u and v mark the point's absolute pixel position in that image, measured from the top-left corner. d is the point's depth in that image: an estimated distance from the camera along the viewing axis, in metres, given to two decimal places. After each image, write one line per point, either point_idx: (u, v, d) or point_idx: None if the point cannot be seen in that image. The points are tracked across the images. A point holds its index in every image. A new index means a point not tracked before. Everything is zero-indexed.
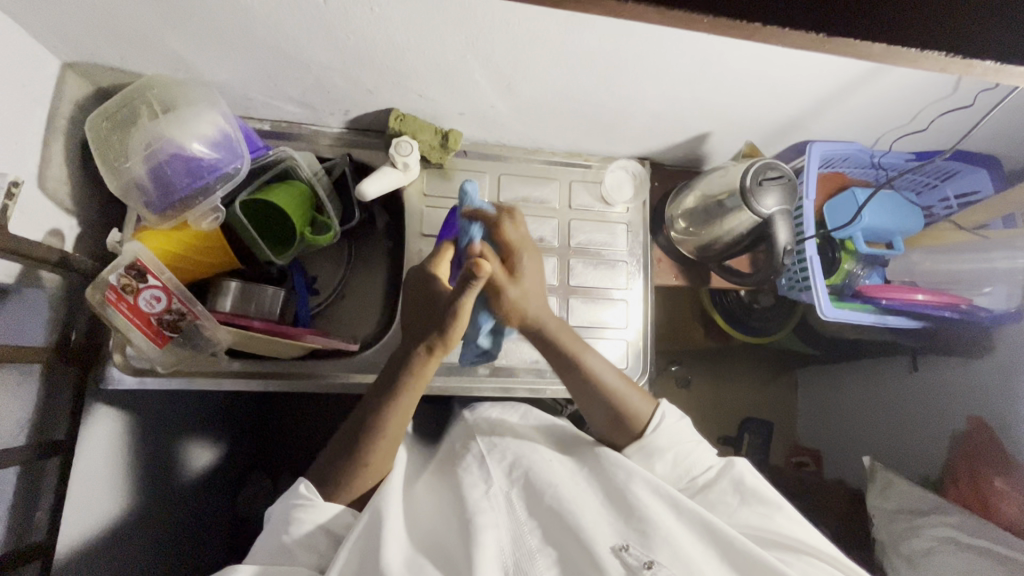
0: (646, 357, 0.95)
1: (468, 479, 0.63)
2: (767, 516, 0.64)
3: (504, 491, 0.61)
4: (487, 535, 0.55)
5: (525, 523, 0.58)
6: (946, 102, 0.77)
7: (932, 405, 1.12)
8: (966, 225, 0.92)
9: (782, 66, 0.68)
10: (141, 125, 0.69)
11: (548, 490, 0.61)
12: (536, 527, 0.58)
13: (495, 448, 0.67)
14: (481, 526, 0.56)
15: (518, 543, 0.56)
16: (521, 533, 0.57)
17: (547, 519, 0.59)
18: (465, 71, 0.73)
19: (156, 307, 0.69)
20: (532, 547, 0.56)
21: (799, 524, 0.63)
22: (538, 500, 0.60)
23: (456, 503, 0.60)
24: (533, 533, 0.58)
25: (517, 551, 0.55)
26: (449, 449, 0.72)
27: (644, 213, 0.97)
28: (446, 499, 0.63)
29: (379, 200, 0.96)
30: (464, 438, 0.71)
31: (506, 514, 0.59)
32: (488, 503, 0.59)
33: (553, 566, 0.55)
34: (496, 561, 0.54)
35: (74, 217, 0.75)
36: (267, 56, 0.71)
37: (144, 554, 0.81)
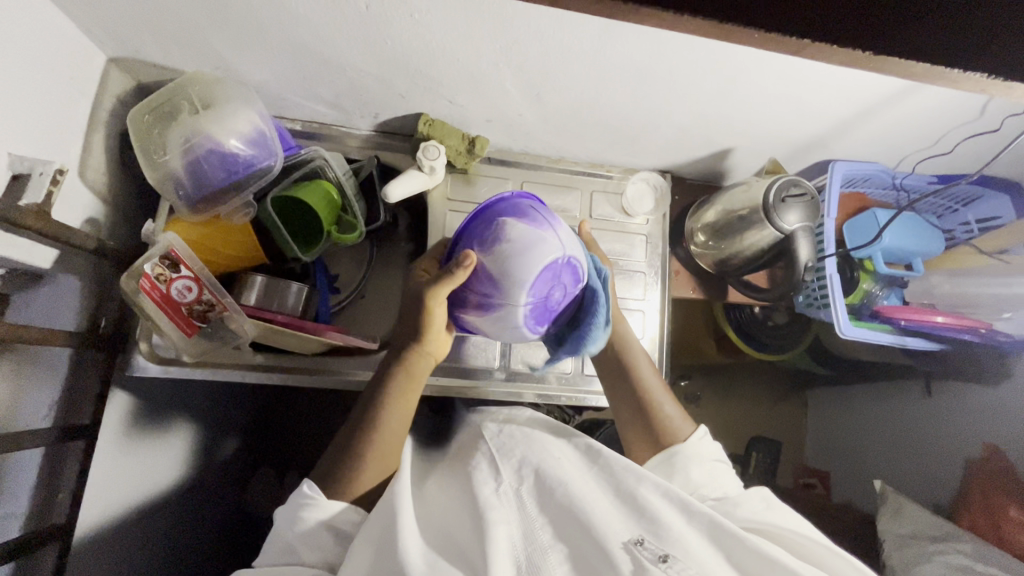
0: (662, 367, 0.95)
1: (477, 477, 0.63)
2: (791, 521, 0.63)
3: (514, 487, 0.61)
4: (500, 531, 0.56)
5: (536, 518, 0.59)
6: (971, 126, 0.78)
7: (947, 428, 1.11)
8: (986, 249, 0.92)
9: (807, 84, 0.70)
10: (182, 120, 0.70)
11: (558, 487, 0.60)
12: (547, 522, 0.58)
13: (503, 444, 0.67)
14: (492, 521, 0.56)
15: (530, 537, 0.57)
16: (533, 528, 0.58)
17: (557, 516, 0.59)
18: (496, 79, 0.75)
19: (188, 296, 0.69)
20: (544, 543, 0.57)
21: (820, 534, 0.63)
22: (548, 498, 0.60)
23: (468, 499, 0.61)
24: (544, 528, 0.58)
25: (529, 546, 0.56)
26: (458, 452, 0.72)
27: (663, 225, 0.98)
28: (458, 493, 0.63)
29: (402, 202, 0.97)
30: (474, 438, 0.71)
31: (516, 511, 0.59)
32: (499, 500, 0.60)
33: (565, 562, 0.55)
34: (508, 555, 0.54)
35: (110, 207, 0.77)
36: (304, 58, 0.73)
37: (150, 545, 0.82)
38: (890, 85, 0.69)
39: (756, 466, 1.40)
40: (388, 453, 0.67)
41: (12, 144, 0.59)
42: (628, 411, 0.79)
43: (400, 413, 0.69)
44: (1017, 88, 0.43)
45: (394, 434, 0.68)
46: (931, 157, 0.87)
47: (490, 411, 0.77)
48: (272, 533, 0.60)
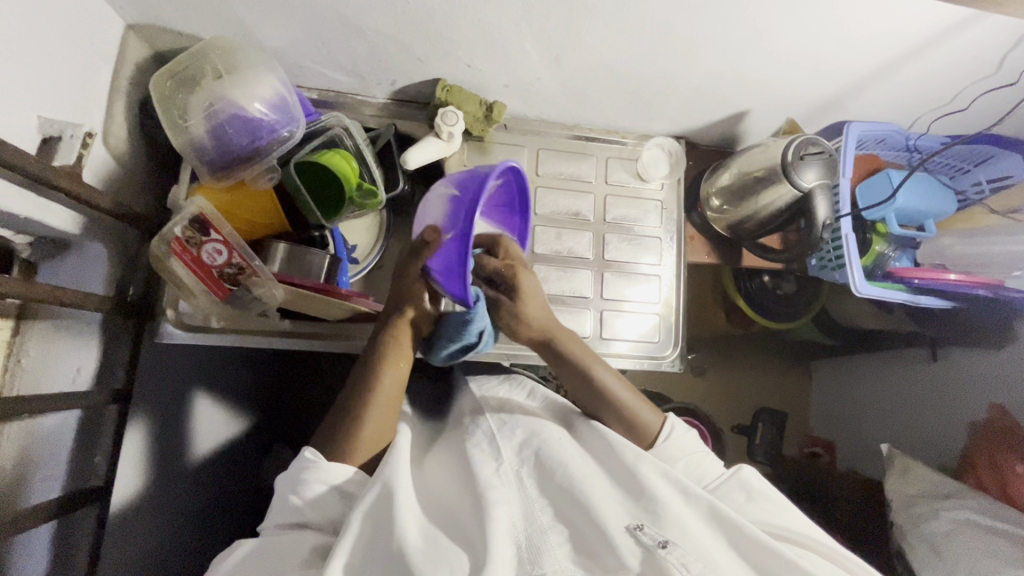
0: (678, 330, 0.97)
1: (477, 459, 0.64)
2: (774, 512, 0.64)
3: (515, 469, 0.63)
4: (500, 511, 0.56)
5: (536, 500, 0.60)
6: (986, 81, 0.78)
7: (955, 391, 1.14)
8: (998, 209, 0.94)
9: (826, 37, 0.70)
10: (205, 85, 0.71)
11: (558, 468, 0.62)
12: (547, 504, 0.59)
13: (505, 426, 0.69)
14: (493, 501, 0.57)
15: (531, 518, 0.57)
16: (533, 510, 0.58)
17: (557, 498, 0.60)
18: (516, 42, 0.75)
19: (218, 260, 0.68)
20: (544, 524, 0.57)
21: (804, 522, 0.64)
22: (549, 480, 0.62)
23: (468, 481, 0.62)
24: (544, 510, 0.58)
25: (529, 526, 0.56)
26: (459, 426, 0.74)
27: (678, 191, 0.99)
28: (460, 474, 0.64)
29: (417, 171, 0.98)
30: (476, 416, 0.73)
31: (517, 491, 0.60)
32: (500, 481, 0.61)
33: (565, 543, 0.55)
34: (508, 536, 0.54)
35: (132, 175, 0.78)
36: (324, 21, 0.72)
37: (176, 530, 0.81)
38: (908, 37, 0.70)
39: (762, 438, 1.43)
40: (384, 410, 0.70)
41: (41, 106, 0.60)
42: (596, 410, 0.74)
43: (393, 373, 0.73)
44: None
45: (391, 392, 0.72)
46: (946, 115, 0.88)
47: (486, 388, 0.80)
48: (275, 501, 0.61)
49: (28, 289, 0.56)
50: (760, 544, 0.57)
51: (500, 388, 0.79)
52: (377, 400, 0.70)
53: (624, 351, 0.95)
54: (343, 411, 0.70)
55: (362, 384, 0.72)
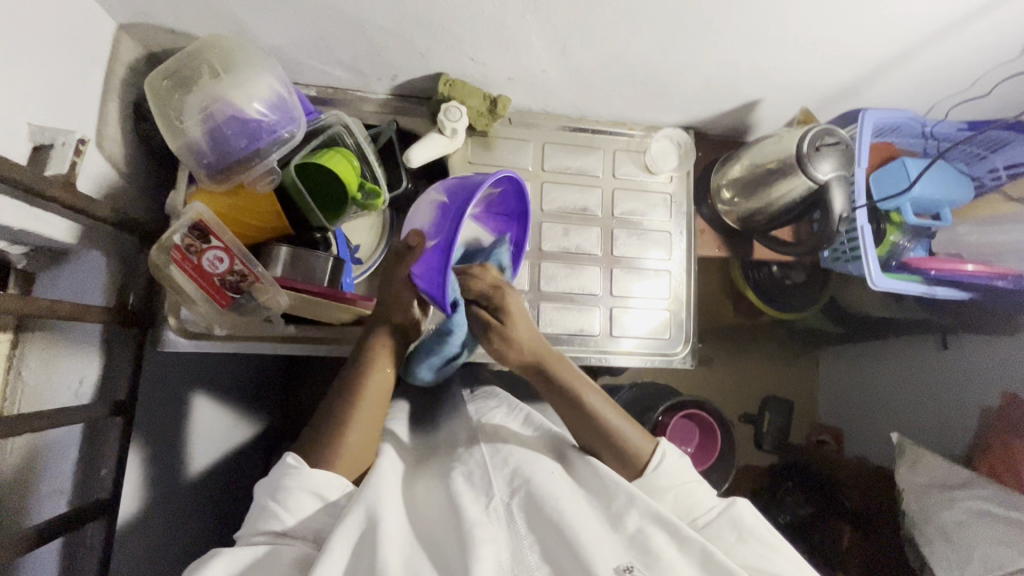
0: (688, 327, 0.96)
1: (464, 492, 0.60)
2: (764, 555, 0.61)
3: (505, 502, 0.60)
4: (486, 551, 0.54)
5: (524, 537, 0.58)
6: (1008, 66, 0.76)
7: (968, 380, 1.13)
8: (1016, 196, 0.90)
9: (843, 23, 0.67)
10: (203, 85, 0.68)
11: (549, 502, 0.59)
12: (535, 541, 0.58)
13: (497, 456, 0.66)
14: (480, 540, 0.54)
15: (518, 558, 0.56)
16: (521, 548, 0.57)
17: (546, 536, 0.58)
18: (521, 34, 0.72)
19: (219, 267, 0.66)
20: (531, 566, 0.56)
21: (797, 567, 0.61)
22: (539, 515, 0.59)
23: (453, 512, 0.58)
24: (532, 548, 0.57)
25: (516, 567, 0.55)
26: (451, 452, 0.70)
27: (687, 184, 0.97)
28: (446, 503, 0.61)
29: (419, 168, 0.95)
30: (469, 444, 0.70)
31: (505, 528, 0.58)
32: (488, 517, 0.58)
33: None
34: None
35: (128, 180, 0.75)
36: (322, 17, 0.70)
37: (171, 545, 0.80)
38: (930, 21, 0.67)
39: (769, 426, 1.42)
40: (370, 417, 0.69)
41: (32, 114, 0.58)
42: (582, 435, 0.70)
43: (378, 381, 0.72)
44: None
45: (375, 401, 0.70)
46: (964, 101, 0.85)
47: (486, 412, 0.76)
48: (252, 509, 0.59)
49: (25, 304, 0.54)
50: None
51: (498, 415, 0.75)
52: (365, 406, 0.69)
53: (635, 348, 0.93)
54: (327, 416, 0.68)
55: (346, 389, 0.70)
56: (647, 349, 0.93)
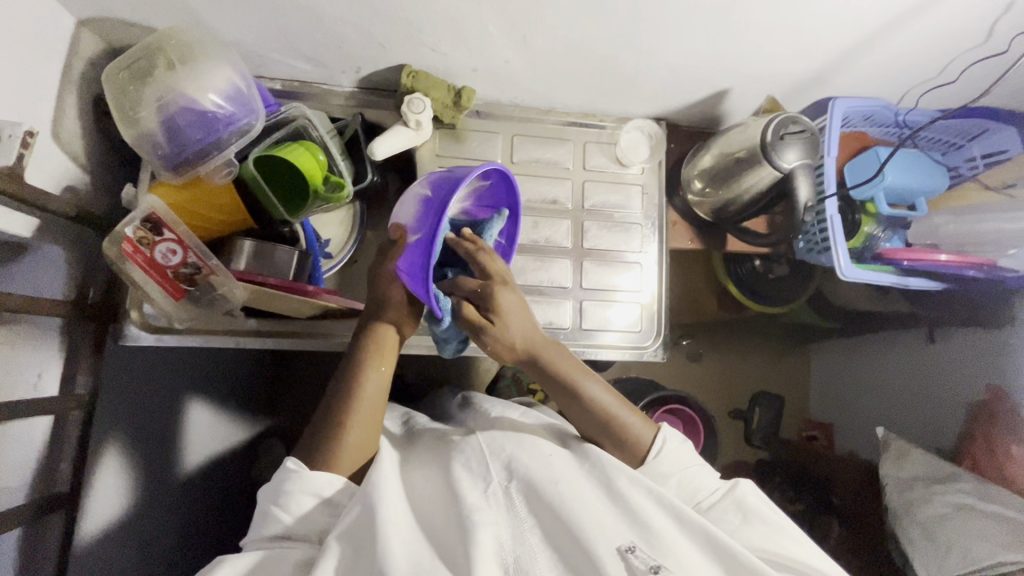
0: (661, 321, 0.95)
1: (463, 479, 0.60)
2: (769, 535, 0.62)
3: (503, 485, 0.60)
4: (485, 535, 0.54)
5: (525, 520, 0.58)
6: (977, 51, 0.75)
7: (952, 373, 1.12)
8: (994, 184, 0.91)
9: (805, 9, 0.66)
10: (158, 77, 0.68)
11: (548, 485, 0.59)
12: (536, 524, 0.58)
13: (494, 442, 0.65)
14: (479, 524, 0.55)
15: (519, 540, 0.56)
16: (521, 531, 0.57)
17: (546, 518, 0.58)
18: (480, 24, 0.72)
19: (172, 259, 0.67)
20: (534, 546, 0.56)
21: (802, 546, 0.62)
22: (537, 497, 0.59)
23: (453, 500, 0.59)
24: (533, 531, 0.57)
25: (518, 548, 0.55)
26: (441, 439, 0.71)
27: (659, 175, 0.96)
28: (445, 487, 0.61)
29: (389, 161, 0.95)
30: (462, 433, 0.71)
31: (505, 512, 0.58)
32: (487, 502, 0.58)
33: (552, 565, 0.55)
34: (496, 559, 0.53)
35: (87, 174, 0.75)
36: (279, 9, 0.69)
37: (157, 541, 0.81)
38: (897, 4, 0.65)
39: (759, 422, 1.39)
40: (370, 412, 0.68)
41: None
42: (582, 422, 0.70)
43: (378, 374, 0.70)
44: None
45: (374, 397, 0.69)
46: (935, 88, 0.84)
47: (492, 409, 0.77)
48: (257, 511, 0.60)
49: None
50: None
51: (495, 408, 0.77)
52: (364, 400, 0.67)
53: (606, 341, 0.93)
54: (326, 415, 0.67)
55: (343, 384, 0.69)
56: (619, 342, 0.93)
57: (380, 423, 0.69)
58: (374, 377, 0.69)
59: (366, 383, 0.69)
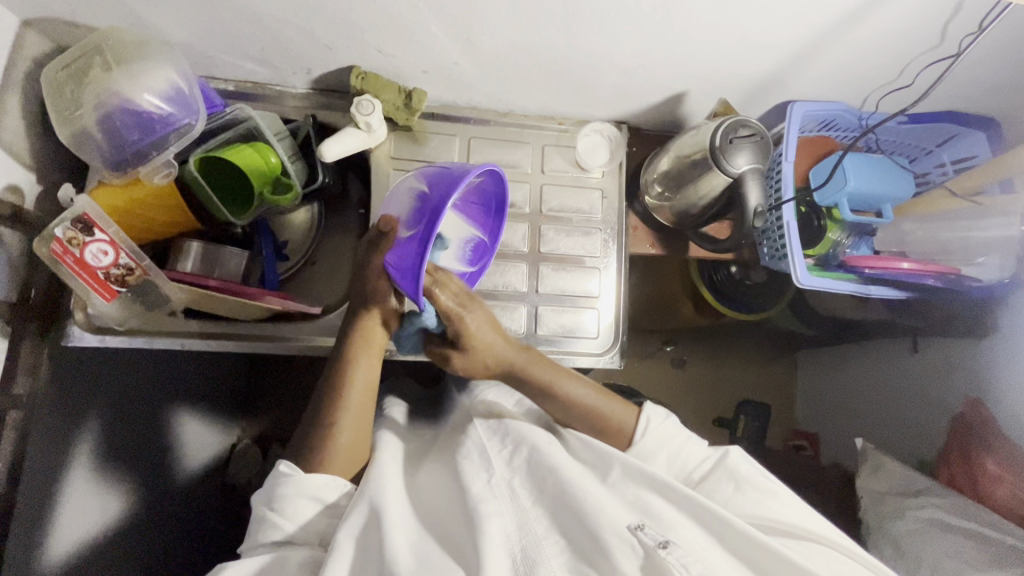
0: (620, 328, 0.93)
1: (466, 470, 0.60)
2: (761, 501, 0.61)
3: (507, 479, 0.59)
4: (492, 524, 0.53)
5: (530, 509, 0.56)
6: (933, 52, 0.72)
7: (930, 385, 1.07)
8: (961, 191, 0.86)
9: (749, 8, 0.65)
10: (94, 76, 0.67)
11: (550, 474, 0.58)
12: (542, 512, 0.56)
13: (495, 436, 0.65)
14: (484, 515, 0.53)
15: (524, 529, 0.54)
16: (526, 520, 0.54)
17: (552, 507, 0.56)
18: (421, 23, 0.71)
19: (104, 260, 0.66)
20: (539, 534, 0.53)
21: (797, 509, 0.61)
22: (541, 489, 0.58)
23: (458, 493, 0.58)
24: (538, 519, 0.55)
25: (523, 537, 0.53)
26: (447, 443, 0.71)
27: (620, 178, 0.94)
28: (450, 483, 0.61)
29: (348, 164, 0.94)
30: (466, 425, 0.71)
31: (510, 502, 0.56)
32: (491, 492, 0.57)
33: (561, 553, 0.52)
34: (502, 550, 0.51)
35: (33, 174, 0.75)
36: (217, 10, 0.69)
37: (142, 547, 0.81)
38: (842, 3, 0.63)
39: (745, 432, 1.35)
40: (359, 414, 0.68)
41: None
42: (561, 414, 0.72)
43: (365, 376, 0.70)
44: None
45: (364, 396, 0.69)
46: (895, 91, 0.82)
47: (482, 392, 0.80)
48: (254, 517, 0.58)
49: None
50: (767, 546, 0.53)
51: (490, 394, 0.78)
52: (353, 405, 0.67)
53: (564, 347, 0.91)
54: (317, 418, 0.67)
55: (334, 387, 0.69)
56: (575, 348, 0.91)
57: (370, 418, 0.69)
58: (362, 367, 0.70)
59: (355, 372, 0.69)
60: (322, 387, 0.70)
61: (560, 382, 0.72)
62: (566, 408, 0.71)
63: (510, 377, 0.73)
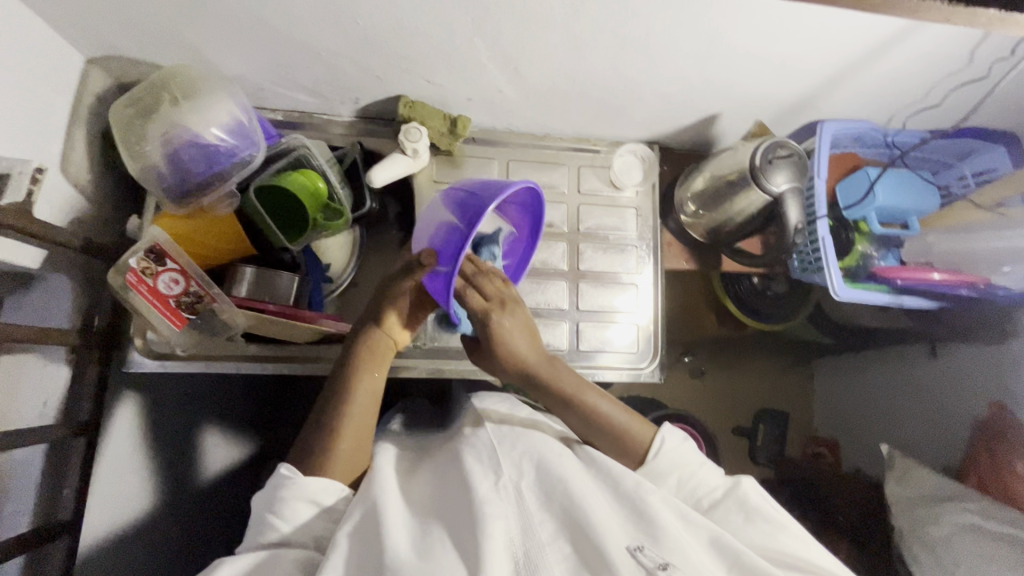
0: (658, 341, 0.96)
1: (472, 472, 0.58)
2: (771, 534, 0.60)
3: (514, 482, 0.57)
4: (496, 528, 0.51)
5: (535, 514, 0.54)
6: (960, 74, 0.76)
7: (953, 391, 1.09)
8: (984, 203, 0.90)
9: (788, 37, 0.68)
10: (162, 112, 0.70)
11: (557, 482, 0.57)
12: (547, 518, 0.54)
13: (505, 439, 0.64)
14: (488, 517, 0.52)
15: (528, 533, 0.53)
16: (530, 524, 0.53)
17: (560, 514, 0.55)
18: (472, 54, 0.74)
19: (175, 289, 0.71)
20: (543, 540, 0.52)
21: (806, 545, 0.60)
22: (548, 496, 0.56)
23: (461, 494, 0.56)
24: (542, 525, 0.54)
25: (527, 542, 0.52)
26: (453, 440, 0.69)
27: (653, 197, 0.98)
28: (454, 479, 0.59)
29: (389, 188, 0.97)
30: (462, 432, 0.69)
31: (515, 505, 0.55)
32: (497, 495, 0.55)
33: (564, 560, 0.51)
34: (505, 555, 0.50)
35: (94, 204, 0.78)
36: (279, 46, 0.72)
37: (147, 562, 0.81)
38: (877, 32, 0.67)
39: (764, 439, 1.35)
40: (362, 425, 0.65)
41: None
42: (583, 428, 0.69)
43: (369, 386, 0.67)
44: (983, 17, 0.45)
45: (369, 397, 0.66)
46: (921, 110, 0.85)
47: (489, 403, 0.76)
48: (253, 520, 0.58)
49: None
50: None
51: (501, 405, 0.75)
52: (355, 414, 0.64)
53: (602, 361, 0.93)
54: (318, 420, 0.64)
55: (339, 388, 0.66)
56: (614, 362, 0.94)
57: (373, 430, 0.66)
58: (368, 376, 0.67)
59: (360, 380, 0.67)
60: (326, 394, 0.67)
61: (583, 394, 0.69)
62: (589, 422, 0.69)
63: (532, 387, 0.71)
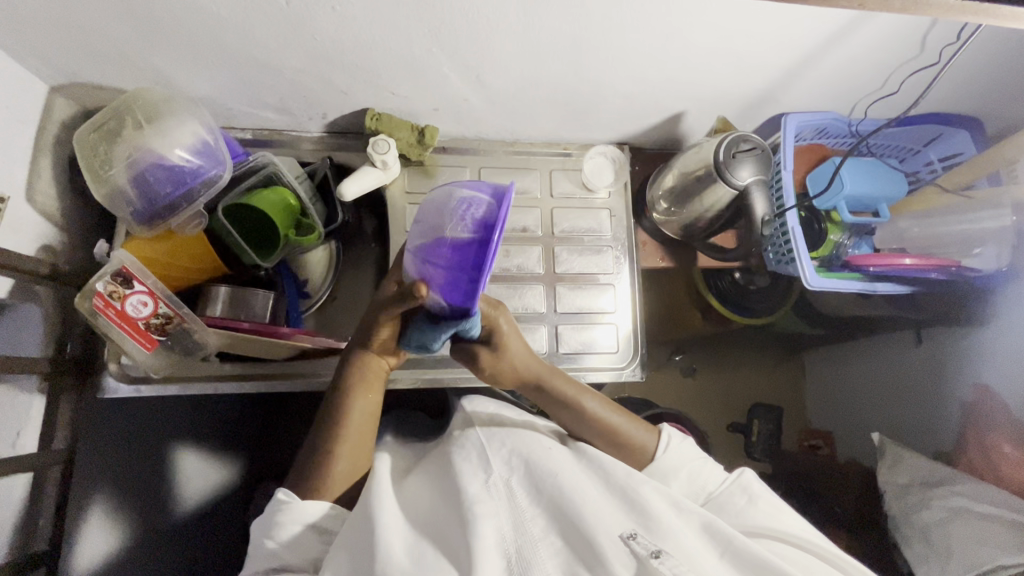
0: (639, 341, 0.96)
1: (464, 470, 0.58)
2: (772, 515, 0.60)
3: (505, 480, 0.57)
4: (486, 525, 0.51)
5: (527, 509, 0.54)
6: (914, 61, 0.77)
7: (936, 376, 1.09)
8: (950, 186, 0.91)
9: (740, 32, 0.69)
10: (126, 135, 0.71)
11: (550, 477, 0.57)
12: (540, 513, 0.54)
13: (495, 438, 0.63)
14: (480, 516, 0.52)
15: (520, 530, 0.52)
16: (523, 521, 0.53)
17: (550, 507, 0.54)
18: (431, 64, 0.74)
19: (143, 311, 0.70)
20: (535, 536, 0.52)
21: (808, 529, 0.60)
22: (538, 489, 0.56)
23: (454, 493, 0.56)
24: (535, 521, 0.53)
25: (519, 538, 0.52)
26: (442, 447, 0.67)
27: (626, 198, 0.98)
28: (443, 485, 0.59)
29: (364, 201, 0.97)
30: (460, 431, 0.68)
31: (506, 502, 0.55)
32: (489, 493, 0.55)
33: (557, 555, 0.51)
34: (497, 553, 0.50)
35: (64, 231, 0.78)
36: (241, 66, 0.72)
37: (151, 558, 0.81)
38: (828, 24, 0.68)
39: (759, 434, 1.32)
40: (359, 440, 0.64)
41: None
42: (579, 428, 0.70)
43: (363, 405, 0.65)
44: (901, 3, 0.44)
45: (362, 423, 0.65)
46: (882, 99, 0.86)
47: (478, 402, 0.72)
48: (251, 547, 0.57)
49: None
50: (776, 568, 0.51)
51: (492, 404, 0.72)
52: (349, 434, 0.63)
53: (585, 363, 0.94)
54: (311, 448, 0.63)
55: (329, 415, 0.65)
56: (596, 364, 0.94)
57: (369, 448, 0.65)
58: (359, 399, 0.65)
59: (349, 407, 0.65)
60: (321, 415, 0.66)
61: (585, 398, 0.69)
62: (586, 425, 0.69)
63: (537, 394, 0.71)
